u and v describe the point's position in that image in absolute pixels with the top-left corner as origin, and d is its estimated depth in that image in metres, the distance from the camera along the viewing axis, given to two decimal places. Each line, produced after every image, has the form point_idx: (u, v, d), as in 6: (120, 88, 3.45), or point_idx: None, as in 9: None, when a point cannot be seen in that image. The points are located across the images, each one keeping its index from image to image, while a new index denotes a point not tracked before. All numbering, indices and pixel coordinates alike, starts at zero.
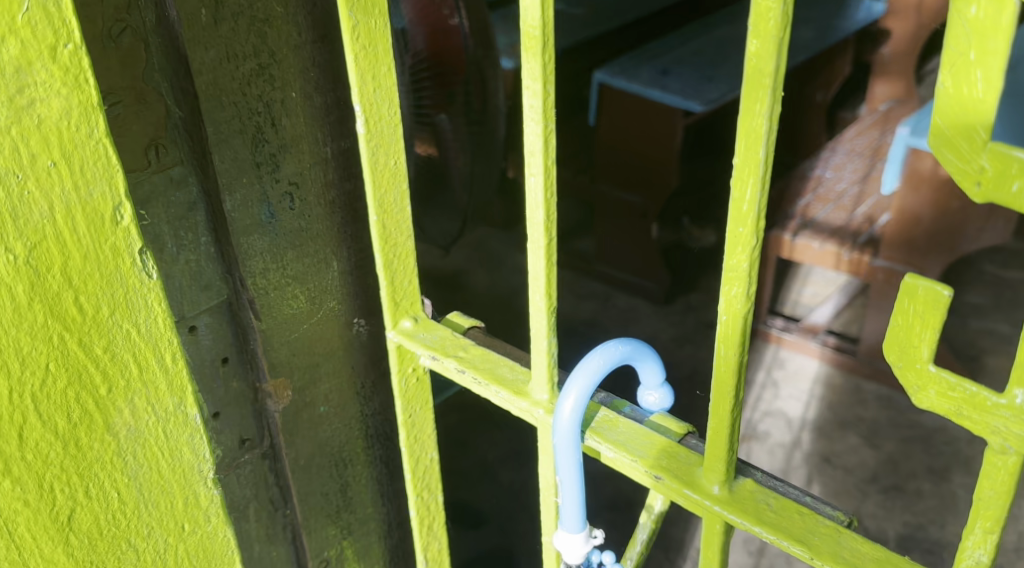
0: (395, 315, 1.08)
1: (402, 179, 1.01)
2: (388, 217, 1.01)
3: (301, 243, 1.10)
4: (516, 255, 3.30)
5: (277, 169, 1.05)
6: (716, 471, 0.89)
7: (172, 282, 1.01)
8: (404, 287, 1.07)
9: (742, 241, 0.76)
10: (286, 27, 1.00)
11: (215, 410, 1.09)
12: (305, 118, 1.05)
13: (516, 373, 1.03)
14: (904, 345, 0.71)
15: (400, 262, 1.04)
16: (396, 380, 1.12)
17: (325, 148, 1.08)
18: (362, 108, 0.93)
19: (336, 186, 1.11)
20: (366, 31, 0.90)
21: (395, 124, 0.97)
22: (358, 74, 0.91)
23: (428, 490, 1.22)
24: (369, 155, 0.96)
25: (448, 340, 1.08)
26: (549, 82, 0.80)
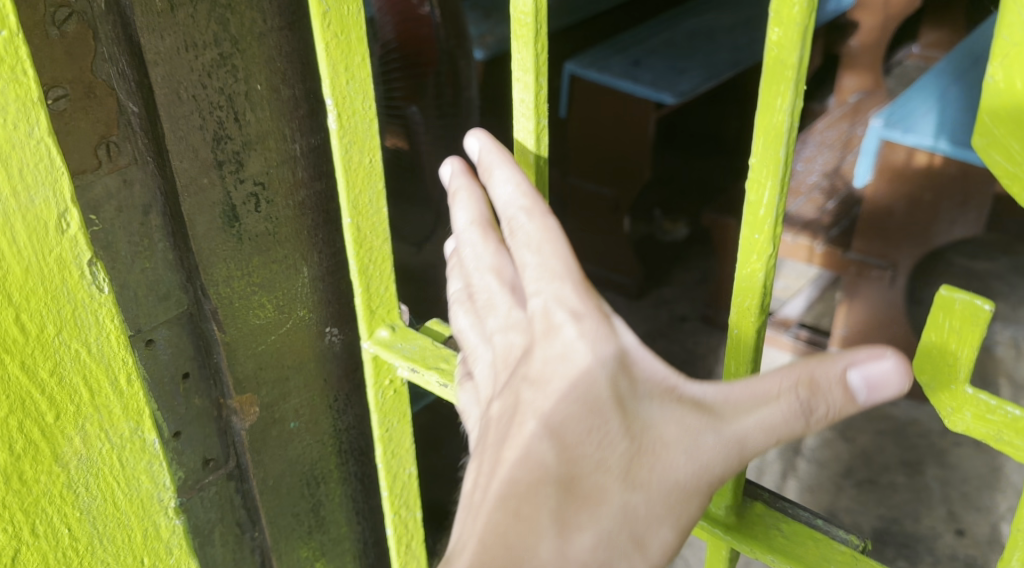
0: (370, 324, 1.00)
1: (378, 178, 0.93)
2: (363, 219, 0.94)
3: (268, 248, 1.02)
4: None
5: (241, 168, 0.96)
6: (723, 495, 0.82)
7: (126, 293, 0.92)
8: (380, 294, 1.00)
9: (757, 248, 0.69)
10: (250, 13, 0.92)
11: (177, 429, 1.01)
12: (270, 112, 0.97)
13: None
14: (938, 364, 0.66)
15: (376, 267, 0.97)
16: (372, 393, 1.04)
17: (294, 145, 1.00)
18: (333, 102, 0.87)
19: (307, 186, 1.03)
20: (337, 18, 0.84)
21: (368, 118, 0.90)
22: (329, 64, 0.85)
23: (406, 508, 1.14)
24: (341, 153, 0.89)
25: (428, 351, 1.00)
26: (541, 73, 0.77)
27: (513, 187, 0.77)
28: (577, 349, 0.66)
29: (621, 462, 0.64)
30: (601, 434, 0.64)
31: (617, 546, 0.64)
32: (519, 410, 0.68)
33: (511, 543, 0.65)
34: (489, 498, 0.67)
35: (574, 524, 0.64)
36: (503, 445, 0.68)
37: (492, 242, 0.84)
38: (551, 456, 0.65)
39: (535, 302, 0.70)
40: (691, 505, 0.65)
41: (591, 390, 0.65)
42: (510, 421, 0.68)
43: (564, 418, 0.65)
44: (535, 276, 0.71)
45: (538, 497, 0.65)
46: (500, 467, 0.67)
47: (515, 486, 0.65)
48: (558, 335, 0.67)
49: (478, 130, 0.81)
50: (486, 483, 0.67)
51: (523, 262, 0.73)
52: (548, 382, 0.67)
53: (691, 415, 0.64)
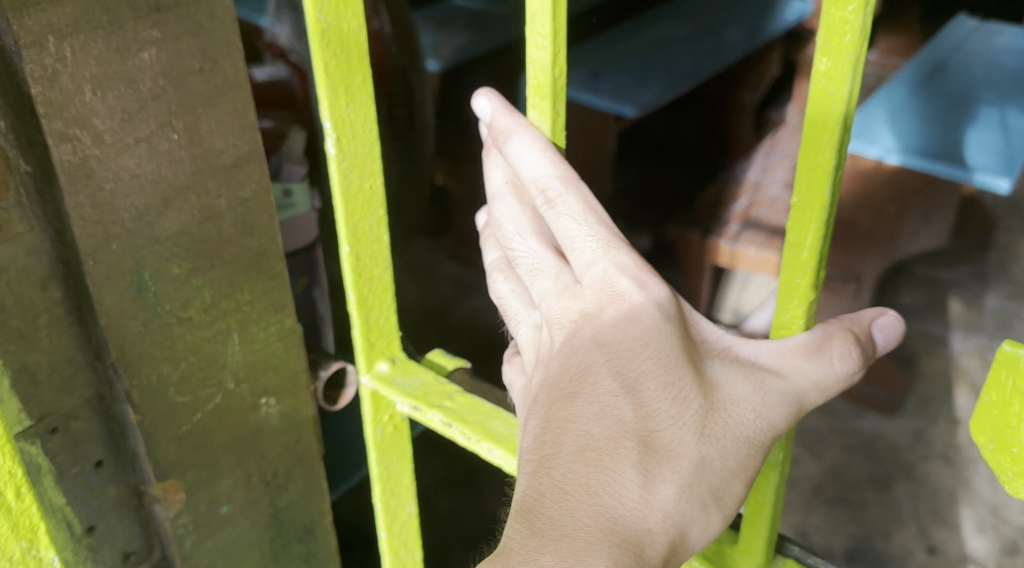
0: (368, 357, 0.93)
1: (379, 204, 0.88)
2: (362, 247, 0.88)
3: (191, 314, 0.90)
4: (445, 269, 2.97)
5: (154, 228, 0.84)
6: (753, 552, 0.78)
7: (26, 376, 0.81)
8: (381, 325, 0.93)
9: (799, 294, 0.69)
10: (166, 54, 0.80)
11: (90, 524, 0.89)
12: (189, 165, 0.85)
13: (511, 426, 0.88)
14: (998, 425, 0.64)
15: (376, 297, 0.91)
16: (369, 428, 0.96)
17: (217, 199, 0.88)
18: (332, 125, 0.82)
19: (236, 244, 0.91)
20: (337, 37, 0.79)
21: (369, 141, 0.85)
22: (327, 85, 0.80)
23: (405, 548, 1.03)
24: (338, 178, 0.84)
25: (431, 388, 0.93)
26: (559, 98, 0.76)
27: (539, 154, 0.75)
28: (645, 310, 0.68)
29: (694, 415, 0.66)
30: (675, 390, 0.66)
31: (693, 493, 0.66)
32: (585, 367, 0.69)
33: (591, 489, 0.65)
34: (563, 450, 0.67)
35: (658, 477, 0.65)
36: (571, 400, 0.69)
37: (529, 206, 0.79)
38: (627, 408, 0.67)
39: (589, 273, 0.72)
40: (754, 458, 0.67)
41: (665, 344, 0.67)
42: (576, 379, 0.69)
43: (639, 370, 0.67)
44: (585, 243, 0.72)
45: (616, 445, 0.66)
46: (571, 420, 0.68)
47: (593, 437, 0.66)
48: (625, 302, 0.69)
49: (488, 90, 0.77)
50: (556, 434, 0.68)
51: (567, 231, 0.73)
52: (618, 340, 0.68)
53: (751, 371, 0.68)
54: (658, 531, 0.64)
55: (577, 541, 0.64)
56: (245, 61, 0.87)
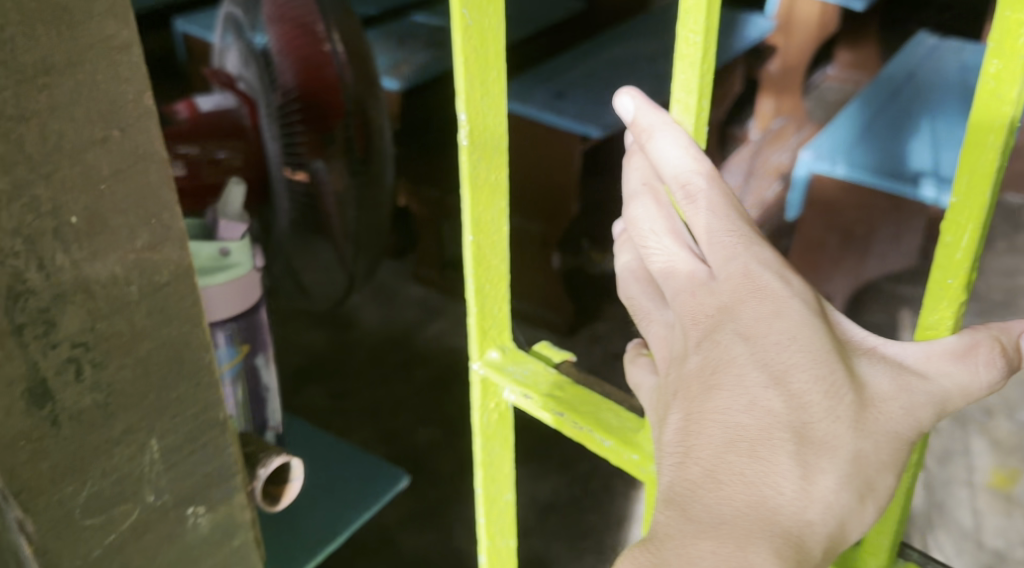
0: (482, 344, 1.04)
1: (501, 196, 0.97)
2: (484, 236, 0.97)
3: (104, 422, 0.83)
4: (409, 288, 3.02)
5: (51, 330, 0.77)
6: (875, 553, 0.85)
7: None
8: (493, 315, 1.04)
9: (949, 295, 0.74)
10: (66, 125, 0.72)
11: None
12: (95, 253, 0.77)
13: (620, 420, 0.96)
14: None
15: (492, 287, 1.01)
16: (477, 415, 1.08)
17: (131, 286, 0.81)
18: (466, 118, 0.89)
19: (159, 346, 0.85)
20: (478, 32, 0.86)
21: (499, 135, 0.93)
22: (466, 79, 0.87)
23: (501, 536, 1.18)
24: (468, 169, 0.92)
25: (541, 376, 1.03)
26: (704, 94, 0.82)
27: (682, 150, 0.80)
28: (790, 307, 0.72)
29: (852, 410, 0.69)
30: (831, 386, 0.70)
31: (854, 486, 0.69)
32: (727, 358, 0.73)
33: (746, 481, 0.69)
34: (711, 439, 0.71)
35: (816, 467, 0.69)
36: (714, 390, 0.72)
37: (665, 207, 0.85)
38: (779, 399, 0.70)
39: (727, 265, 0.76)
40: (908, 454, 0.71)
41: (816, 341, 0.71)
42: (719, 370, 0.73)
43: (791, 361, 0.71)
44: (726, 236, 0.77)
45: (771, 435, 0.69)
46: (717, 411, 0.72)
47: (744, 428, 0.70)
48: (779, 302, 0.73)
49: (632, 89, 0.81)
50: (703, 425, 0.72)
51: (704, 224, 0.77)
52: (764, 333, 0.72)
53: (902, 371, 0.71)
54: (817, 521, 0.69)
55: (736, 528, 0.68)
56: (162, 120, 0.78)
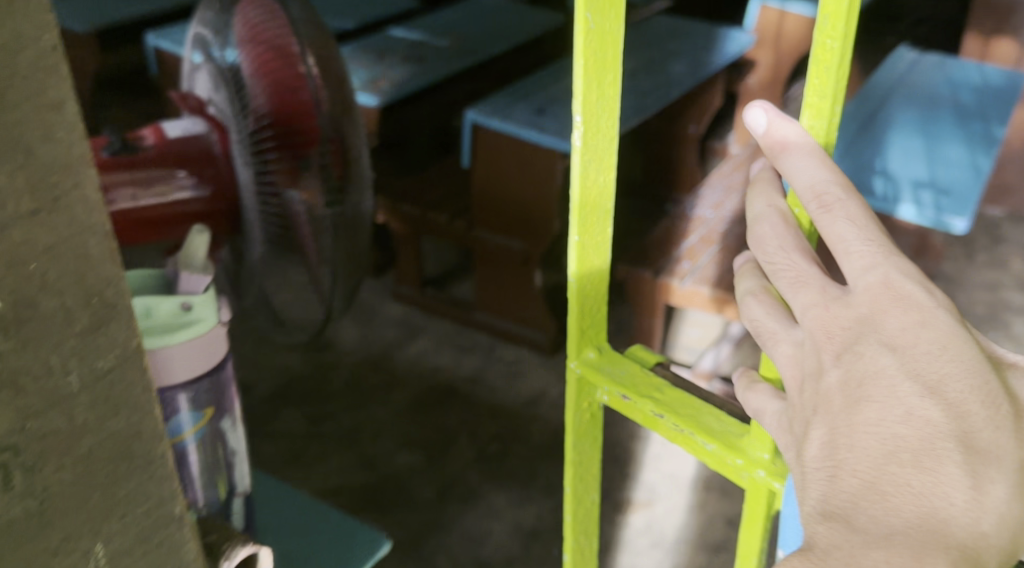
0: (581, 343, 1.48)
1: (605, 200, 1.36)
2: (587, 238, 1.37)
3: (40, 520, 0.93)
4: (385, 308, 4.32)
5: None
6: None
7: None
8: (591, 321, 1.48)
9: None
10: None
11: None
12: (35, 354, 0.87)
13: (718, 423, 1.38)
14: None
15: (591, 295, 1.43)
16: (575, 416, 1.54)
17: (70, 376, 0.91)
18: (582, 120, 1.26)
19: (99, 443, 0.96)
20: (600, 37, 1.21)
21: (608, 137, 1.31)
22: (584, 79, 1.23)
23: (581, 534, 1.69)
24: (583, 166, 1.30)
25: (638, 380, 1.47)
26: (835, 102, 1.09)
27: (812, 166, 1.07)
28: (936, 317, 0.98)
29: (1003, 418, 0.94)
30: (982, 396, 0.95)
31: (1014, 492, 0.93)
32: (875, 368, 0.97)
33: (916, 491, 0.91)
34: (871, 447, 0.94)
35: (986, 475, 0.92)
36: (864, 401, 0.97)
37: (794, 230, 1.12)
38: (934, 407, 0.94)
39: (866, 277, 1.02)
40: None
41: (966, 358, 0.96)
42: (864, 382, 0.97)
43: (943, 370, 0.95)
44: (861, 245, 1.03)
45: (934, 446, 0.92)
46: (880, 417, 0.95)
47: (905, 437, 0.93)
48: (932, 318, 0.98)
49: (765, 104, 1.09)
50: (857, 438, 0.96)
51: (841, 230, 1.03)
52: (912, 343, 0.97)
53: None
54: (988, 527, 0.91)
55: (908, 535, 0.89)
56: (90, 189, 0.87)
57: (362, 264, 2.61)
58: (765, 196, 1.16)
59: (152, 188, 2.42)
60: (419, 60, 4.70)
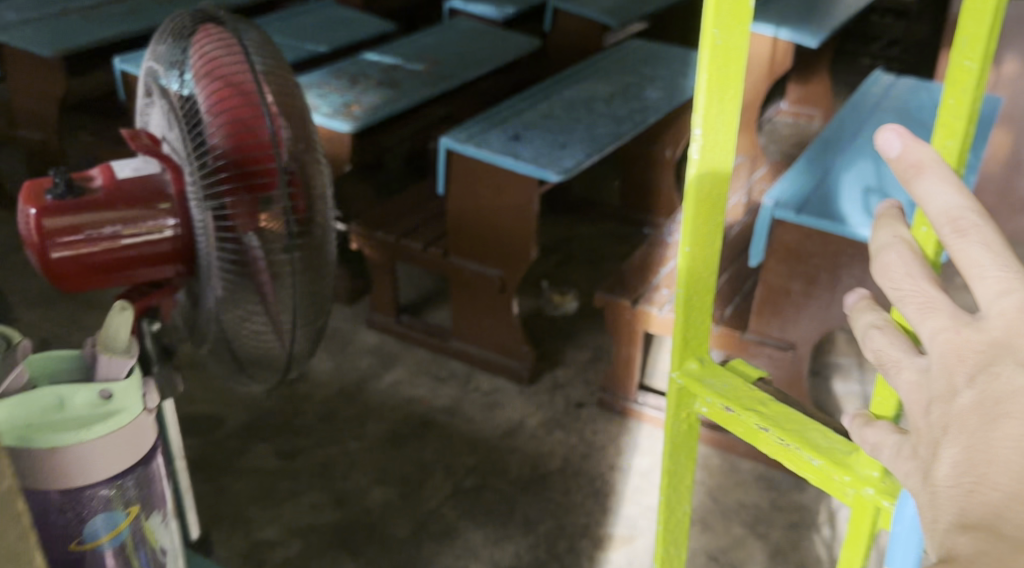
0: (685, 352, 1.72)
1: (716, 210, 1.61)
2: (697, 244, 1.62)
3: None
4: (358, 336, 4.67)
5: None
6: None
7: None
8: (695, 332, 1.71)
9: None
10: None
11: None
12: None
13: (816, 435, 1.59)
14: None
15: (696, 300, 1.67)
16: (673, 422, 1.78)
17: None
18: (701, 131, 1.51)
19: None
20: (724, 59, 1.47)
21: (724, 151, 1.56)
22: (707, 94, 1.48)
23: (673, 543, 1.94)
24: (698, 175, 1.55)
25: (734, 386, 1.70)
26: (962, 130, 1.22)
27: (946, 191, 1.19)
28: None
29: None
30: None
31: None
32: (1012, 388, 1.08)
33: None
34: (1006, 461, 1.05)
35: None
36: (1003, 418, 1.07)
37: (921, 268, 1.27)
38: None
39: (1000, 301, 1.13)
40: None
41: None
42: (1001, 401, 1.08)
43: None
44: (997, 271, 1.15)
45: None
46: (1011, 436, 1.06)
47: None
48: None
49: (898, 130, 1.22)
50: (994, 453, 1.06)
51: (974, 256, 1.16)
52: None
53: None
54: None
55: None
56: None
57: (321, 302, 2.49)
58: (894, 232, 1.33)
59: (112, 230, 2.29)
60: (391, 85, 4.81)
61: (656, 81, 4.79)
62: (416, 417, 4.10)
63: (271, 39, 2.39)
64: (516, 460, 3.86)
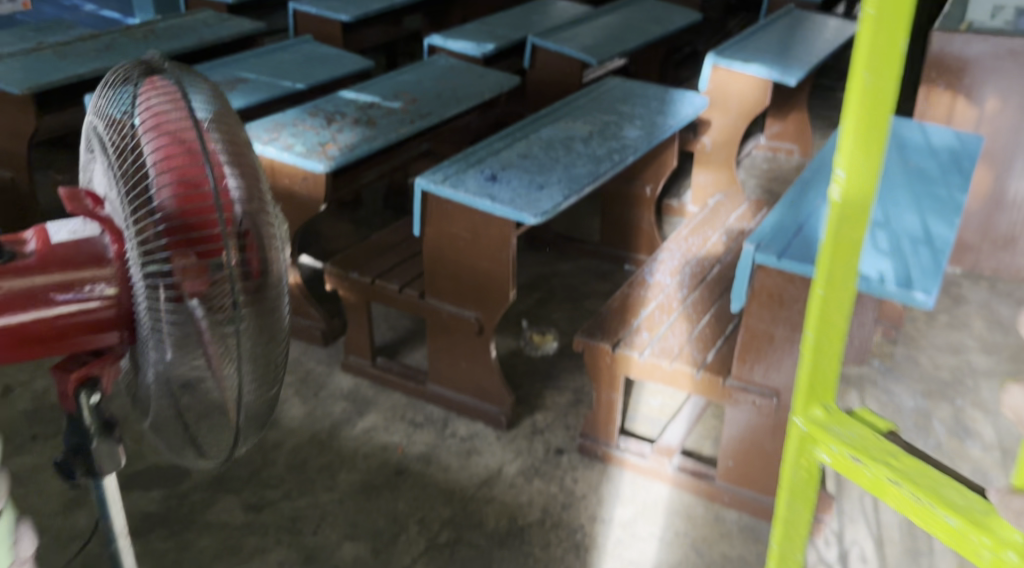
0: (814, 401, 1.95)
1: (854, 250, 1.80)
2: (834, 284, 1.83)
3: None
4: (332, 379, 4.49)
5: None
6: None
7: None
8: (823, 382, 1.94)
9: None
10: None
11: None
12: None
13: (946, 491, 1.78)
14: None
15: (826, 344, 1.90)
16: (794, 469, 2.06)
17: None
18: (845, 173, 1.72)
19: None
20: (874, 103, 1.66)
21: (867, 193, 1.75)
22: (852, 141, 1.70)
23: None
24: (839, 218, 1.76)
25: (859, 434, 1.92)
26: None
27: None
28: None
29: None
30: None
31: None
32: None
33: None
34: None
35: None
36: None
37: None
38: None
39: None
40: None
41: None
42: None
43: None
44: None
45: None
46: None
47: None
48: None
49: None
50: None
51: None
52: None
53: None
54: None
55: None
56: None
57: (275, 372, 2.24)
58: None
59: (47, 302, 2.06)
60: (368, 123, 4.66)
61: (639, 119, 4.67)
62: (389, 466, 3.92)
63: (222, 92, 2.25)
64: (494, 512, 3.68)
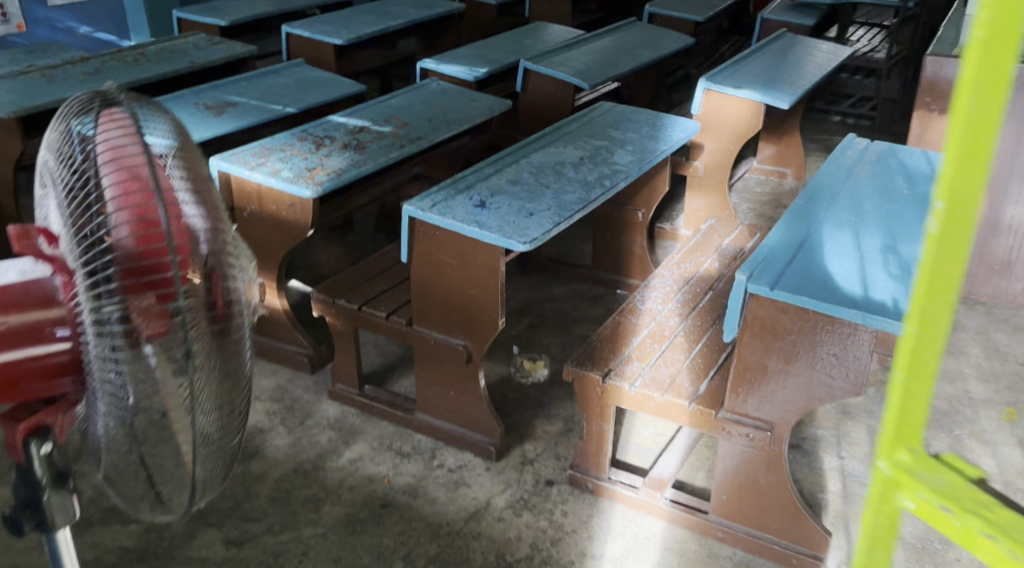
0: (894, 446, 1.76)
1: (949, 291, 1.58)
2: (924, 328, 1.61)
3: None
4: (318, 408, 4.35)
5: None
6: None
7: None
8: (909, 427, 1.73)
9: None
10: None
11: None
12: None
13: None
14: None
15: (914, 391, 1.68)
16: (869, 515, 1.87)
17: None
18: (942, 205, 1.50)
19: None
20: (977, 127, 1.45)
21: (965, 229, 1.52)
22: (951, 169, 1.48)
23: None
24: (933, 254, 1.53)
25: (946, 483, 1.76)
26: None
27: None
28: None
29: None
30: None
31: None
32: None
33: None
34: None
35: None
36: None
37: None
38: None
39: None
40: None
41: None
42: None
43: None
44: None
45: None
46: None
47: None
48: None
49: None
50: None
51: None
52: None
53: None
54: None
55: None
56: None
57: (234, 429, 1.94)
58: None
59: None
60: (357, 148, 4.54)
61: (631, 145, 4.56)
62: (375, 499, 3.78)
63: (182, 124, 2.05)
64: (481, 547, 3.55)
